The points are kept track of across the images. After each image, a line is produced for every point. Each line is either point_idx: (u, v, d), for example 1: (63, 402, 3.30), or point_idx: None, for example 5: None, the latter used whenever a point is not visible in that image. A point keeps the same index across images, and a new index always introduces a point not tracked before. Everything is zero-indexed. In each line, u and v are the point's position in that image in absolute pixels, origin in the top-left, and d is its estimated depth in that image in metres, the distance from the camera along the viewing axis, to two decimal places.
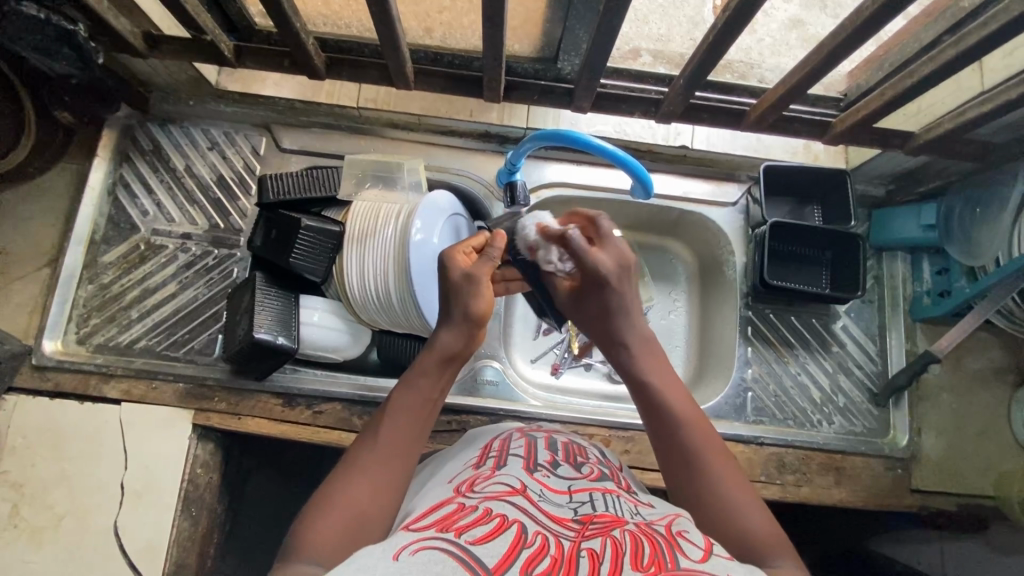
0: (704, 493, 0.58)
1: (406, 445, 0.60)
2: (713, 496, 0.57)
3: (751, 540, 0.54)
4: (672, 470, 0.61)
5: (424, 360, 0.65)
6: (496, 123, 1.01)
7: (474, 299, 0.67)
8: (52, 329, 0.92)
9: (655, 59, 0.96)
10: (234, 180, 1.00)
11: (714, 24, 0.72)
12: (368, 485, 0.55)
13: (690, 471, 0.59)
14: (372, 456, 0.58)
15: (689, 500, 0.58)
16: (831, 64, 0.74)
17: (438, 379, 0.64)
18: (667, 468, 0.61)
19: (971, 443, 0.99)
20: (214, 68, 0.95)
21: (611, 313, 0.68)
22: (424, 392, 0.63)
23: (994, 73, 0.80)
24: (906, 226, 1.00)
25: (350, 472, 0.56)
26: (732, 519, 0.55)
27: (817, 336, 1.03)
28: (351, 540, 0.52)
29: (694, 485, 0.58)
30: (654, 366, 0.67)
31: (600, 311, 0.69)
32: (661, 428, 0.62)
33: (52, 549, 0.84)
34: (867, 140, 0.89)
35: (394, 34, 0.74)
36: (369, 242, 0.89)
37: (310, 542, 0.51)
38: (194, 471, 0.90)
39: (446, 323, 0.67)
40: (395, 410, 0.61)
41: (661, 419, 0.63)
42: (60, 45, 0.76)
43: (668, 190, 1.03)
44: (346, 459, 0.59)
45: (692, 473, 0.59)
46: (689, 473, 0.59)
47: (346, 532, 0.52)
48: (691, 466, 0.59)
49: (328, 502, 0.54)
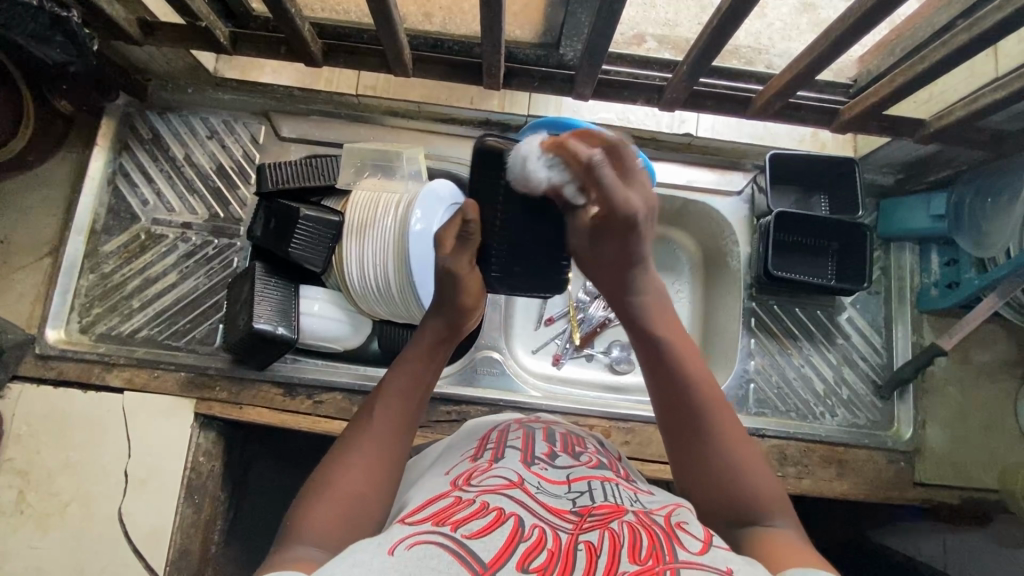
0: (708, 448, 0.58)
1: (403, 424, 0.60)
2: (714, 455, 0.57)
3: (746, 496, 0.54)
4: (676, 432, 0.60)
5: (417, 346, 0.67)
6: (497, 110, 1.00)
7: (459, 292, 0.69)
8: (55, 319, 0.93)
9: (660, 44, 0.91)
10: (233, 169, 1.00)
11: (720, 8, 0.70)
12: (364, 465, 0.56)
13: (695, 425, 0.59)
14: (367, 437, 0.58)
15: (691, 457, 0.58)
16: (841, 49, 0.72)
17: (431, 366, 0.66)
18: (668, 425, 0.61)
19: (976, 436, 0.98)
20: (212, 55, 0.94)
21: (632, 263, 0.67)
22: (414, 372, 0.64)
23: (1009, 58, 0.78)
24: (914, 216, 0.98)
25: (344, 454, 0.57)
26: (731, 477, 0.55)
27: (822, 328, 1.01)
28: (352, 523, 0.51)
29: (697, 440, 0.58)
30: (669, 329, 0.66)
31: (618, 259, 0.67)
32: (669, 391, 0.61)
33: (58, 535, 0.85)
34: (877, 127, 0.86)
35: (391, 19, 0.73)
36: (367, 232, 0.89)
37: (308, 524, 0.50)
38: (197, 459, 0.91)
39: (436, 312, 0.70)
40: (390, 389, 0.62)
41: (673, 377, 0.62)
42: (54, 33, 0.75)
43: (672, 178, 1.01)
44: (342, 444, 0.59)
45: (697, 431, 0.59)
46: (693, 428, 0.59)
47: (344, 511, 0.52)
48: (695, 421, 0.59)
49: (325, 485, 0.54)
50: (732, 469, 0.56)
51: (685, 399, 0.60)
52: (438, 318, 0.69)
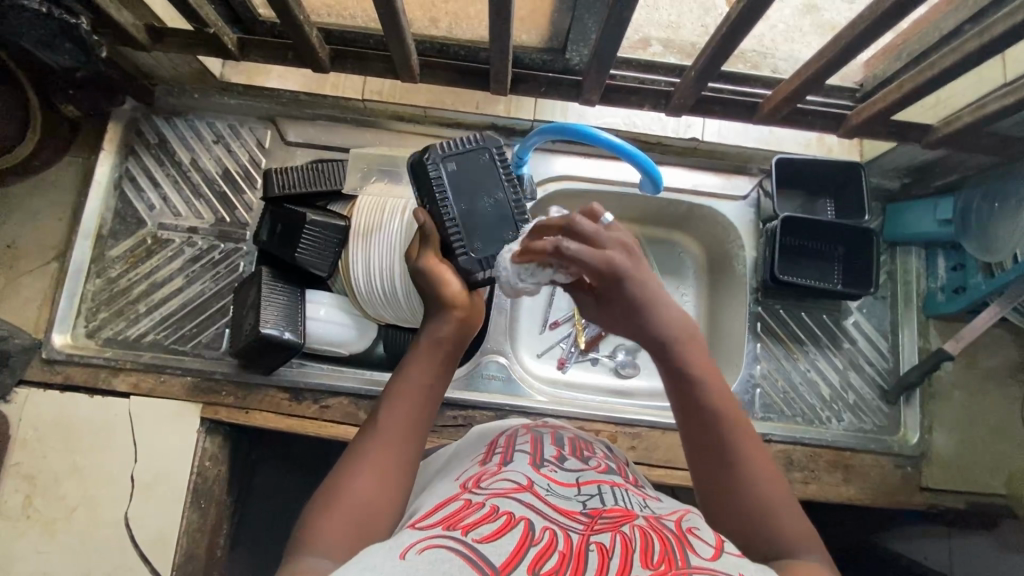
0: (743, 484, 0.56)
1: (408, 435, 0.58)
2: (750, 494, 0.55)
3: (785, 533, 0.53)
4: (699, 460, 0.58)
5: (422, 348, 0.62)
6: (503, 115, 1.00)
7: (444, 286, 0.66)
8: (61, 323, 0.93)
9: (665, 48, 0.93)
10: (239, 173, 1.00)
11: (728, 14, 0.70)
12: (370, 481, 0.54)
13: (729, 467, 0.57)
14: (374, 447, 0.57)
15: (729, 500, 0.56)
16: (849, 55, 0.72)
17: (445, 374, 0.63)
18: (699, 466, 0.58)
19: (983, 441, 0.98)
20: (218, 61, 0.94)
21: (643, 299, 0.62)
22: (420, 377, 0.61)
23: (1017, 64, 0.77)
24: (921, 221, 0.97)
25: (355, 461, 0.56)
26: (765, 519, 0.54)
27: (827, 332, 1.01)
28: (355, 536, 0.52)
29: (732, 478, 0.56)
30: (691, 352, 0.62)
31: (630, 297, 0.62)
32: (693, 419, 0.59)
33: (65, 539, 0.85)
34: (884, 132, 0.86)
35: (399, 26, 0.73)
36: (374, 236, 0.89)
37: (317, 540, 0.51)
38: (203, 464, 0.91)
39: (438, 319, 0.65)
40: (396, 397, 0.59)
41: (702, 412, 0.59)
42: (62, 39, 0.75)
43: (678, 183, 1.01)
44: (348, 452, 0.57)
45: (733, 471, 0.56)
46: (728, 468, 0.57)
47: (351, 532, 0.52)
48: (727, 460, 0.57)
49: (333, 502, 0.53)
50: (770, 509, 0.54)
51: (716, 439, 0.58)
52: (439, 322, 0.64)
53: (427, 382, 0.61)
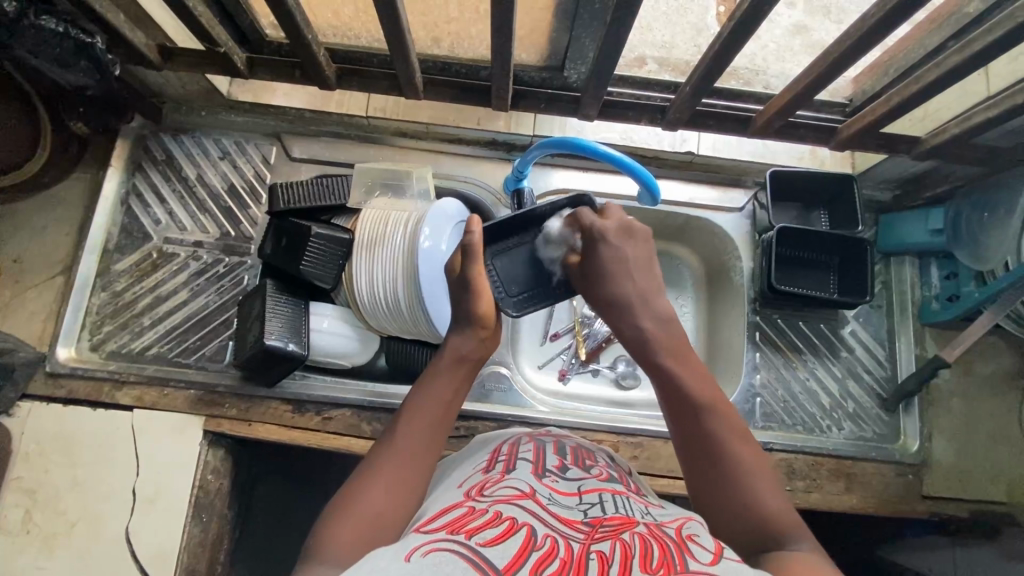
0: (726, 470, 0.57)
1: (425, 440, 0.61)
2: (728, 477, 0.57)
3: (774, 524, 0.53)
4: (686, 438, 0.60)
5: (441, 367, 0.67)
6: (503, 130, 1.03)
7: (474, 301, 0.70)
8: (66, 336, 0.94)
9: (660, 66, 0.97)
10: (245, 189, 1.02)
11: (719, 35, 0.73)
12: (386, 481, 0.56)
13: (709, 454, 0.58)
14: (392, 456, 0.59)
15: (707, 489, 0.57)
16: (836, 71, 0.75)
17: (455, 378, 0.67)
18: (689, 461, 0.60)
19: (982, 450, 0.99)
20: (226, 78, 0.97)
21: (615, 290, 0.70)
22: (439, 391, 0.65)
23: (1000, 77, 0.80)
24: (913, 230, 1.00)
25: (370, 470, 0.58)
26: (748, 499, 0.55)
27: (825, 342, 1.03)
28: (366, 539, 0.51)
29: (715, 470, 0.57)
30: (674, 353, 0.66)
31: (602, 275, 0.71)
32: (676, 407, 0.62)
33: (64, 555, 0.84)
34: (874, 145, 0.89)
35: (402, 44, 0.75)
36: (378, 249, 0.90)
37: (330, 542, 0.51)
38: (205, 477, 0.90)
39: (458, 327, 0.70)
40: (417, 404, 0.63)
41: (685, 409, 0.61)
42: (77, 58, 0.77)
43: (673, 196, 1.04)
44: (366, 464, 0.59)
45: (715, 462, 0.58)
46: (694, 419, 0.61)
47: (361, 532, 0.52)
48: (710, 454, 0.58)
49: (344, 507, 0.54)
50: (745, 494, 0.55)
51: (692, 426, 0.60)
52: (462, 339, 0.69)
53: (443, 395, 0.65)
